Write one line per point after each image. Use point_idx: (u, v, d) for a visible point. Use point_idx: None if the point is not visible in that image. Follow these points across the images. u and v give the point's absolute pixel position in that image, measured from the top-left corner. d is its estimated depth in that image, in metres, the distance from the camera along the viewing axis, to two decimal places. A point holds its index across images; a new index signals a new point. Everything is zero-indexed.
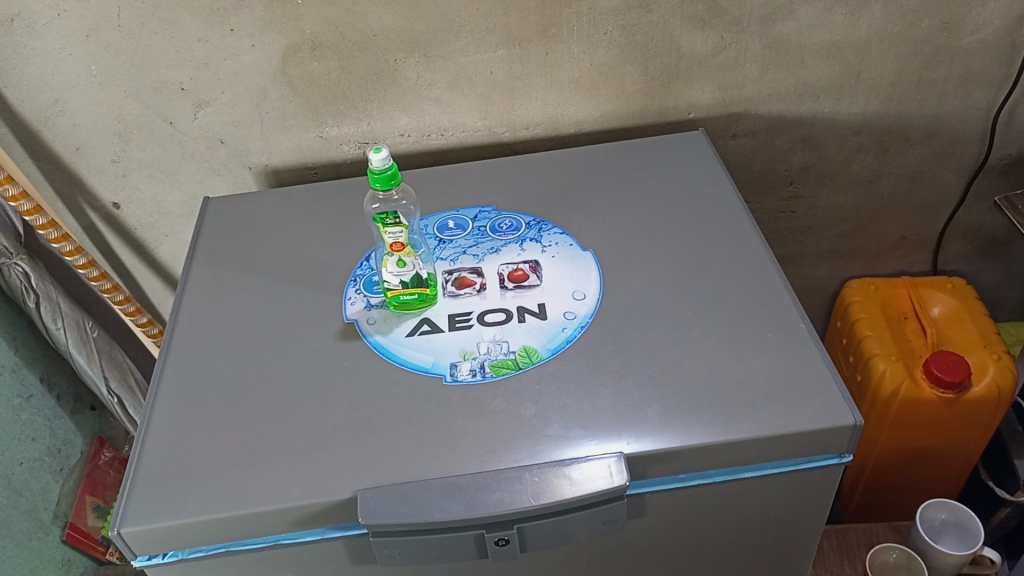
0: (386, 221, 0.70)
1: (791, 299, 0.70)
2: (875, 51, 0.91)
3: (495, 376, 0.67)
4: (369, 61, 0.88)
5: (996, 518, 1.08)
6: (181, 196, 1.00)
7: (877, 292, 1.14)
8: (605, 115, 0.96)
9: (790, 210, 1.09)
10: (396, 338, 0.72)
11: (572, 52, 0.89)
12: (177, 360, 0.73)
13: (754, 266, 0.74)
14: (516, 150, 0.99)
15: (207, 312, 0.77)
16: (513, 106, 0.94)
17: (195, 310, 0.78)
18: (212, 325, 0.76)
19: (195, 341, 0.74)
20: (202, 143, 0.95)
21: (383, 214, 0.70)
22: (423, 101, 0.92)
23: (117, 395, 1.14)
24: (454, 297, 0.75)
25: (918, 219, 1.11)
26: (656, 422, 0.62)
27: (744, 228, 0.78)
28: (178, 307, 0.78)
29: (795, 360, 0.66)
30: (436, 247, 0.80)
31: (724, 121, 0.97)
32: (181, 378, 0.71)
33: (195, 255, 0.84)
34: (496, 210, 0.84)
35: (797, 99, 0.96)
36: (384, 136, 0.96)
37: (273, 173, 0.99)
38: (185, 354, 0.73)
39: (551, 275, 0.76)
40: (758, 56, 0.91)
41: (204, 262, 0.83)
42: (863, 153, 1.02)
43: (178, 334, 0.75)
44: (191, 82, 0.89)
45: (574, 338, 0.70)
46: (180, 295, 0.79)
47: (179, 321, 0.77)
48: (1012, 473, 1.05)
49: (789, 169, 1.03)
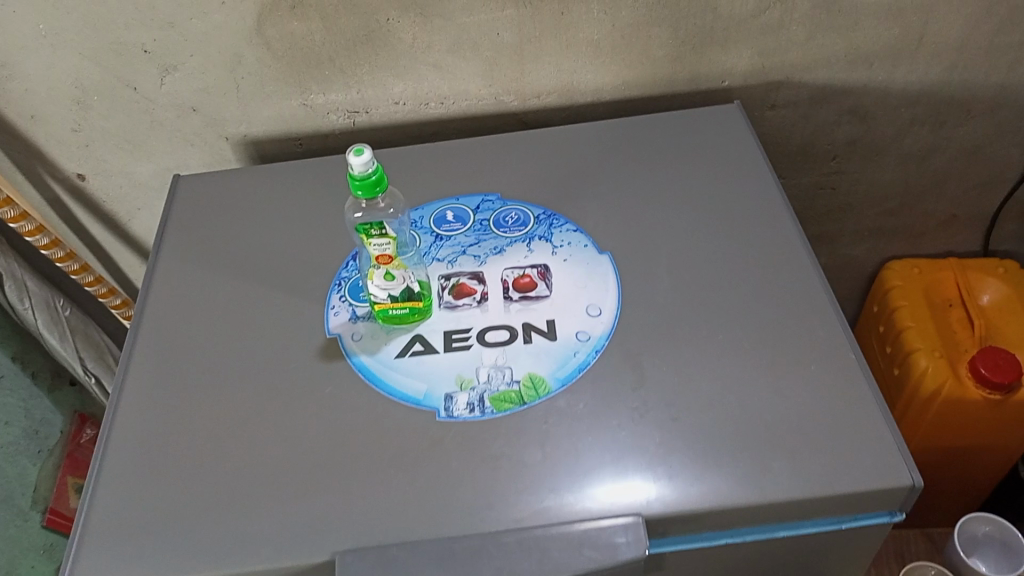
0: (370, 231, 0.59)
1: (840, 323, 0.61)
2: (940, 13, 0.79)
3: (495, 412, 0.59)
4: (356, 21, 0.76)
5: None
6: (151, 167, 0.90)
7: (920, 276, 1.04)
8: (628, 83, 0.84)
9: (830, 186, 0.98)
10: (384, 359, 0.63)
11: (591, 11, 0.77)
12: (135, 382, 0.65)
13: (797, 281, 0.64)
14: (525, 120, 0.88)
15: (173, 320, 0.69)
16: (522, 72, 0.82)
17: (158, 317, 0.69)
18: (177, 337, 0.67)
19: (156, 358, 0.66)
20: (172, 111, 0.84)
21: (367, 223, 0.59)
22: (420, 65, 0.81)
23: (95, 374, 1.06)
24: (451, 309, 0.65)
25: (972, 198, 1.00)
26: (680, 476, 0.54)
27: (786, 232, 0.67)
28: (140, 315, 0.70)
29: (843, 404, 0.57)
30: (432, 245, 0.70)
31: (762, 90, 0.86)
32: (142, 403, 0.63)
33: (161, 249, 0.75)
34: (501, 199, 0.74)
35: (847, 67, 0.83)
36: (376, 105, 0.85)
37: (253, 144, 0.88)
38: (142, 375, 0.65)
39: (562, 284, 0.66)
40: (805, 18, 0.79)
41: (172, 258, 0.74)
42: (917, 126, 0.90)
43: (138, 350, 0.67)
44: (154, 44, 0.77)
45: (588, 365, 0.61)
46: (142, 301, 0.71)
47: (139, 332, 0.68)
48: None
49: (833, 143, 0.92)
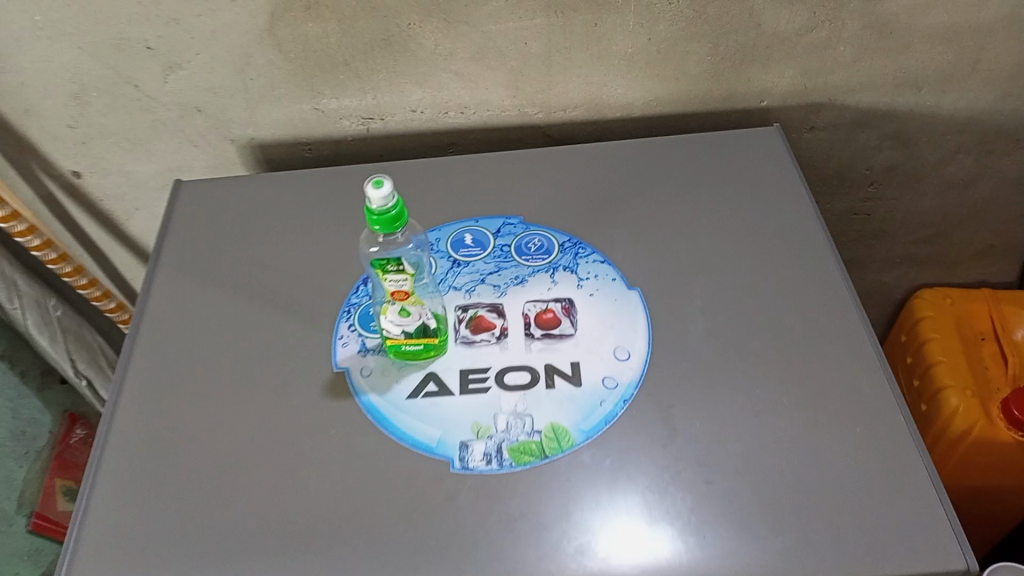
0: (386, 267, 0.54)
1: (888, 381, 0.56)
2: (999, 39, 0.73)
3: (514, 465, 0.54)
4: (375, 24, 0.71)
5: None
6: (152, 166, 0.85)
7: (953, 307, 1.00)
8: (660, 99, 0.79)
9: (864, 212, 0.93)
10: (394, 399, 0.59)
11: (627, 23, 0.71)
12: (123, 416, 0.60)
13: (842, 330, 0.60)
14: (548, 133, 0.83)
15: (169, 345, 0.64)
16: (549, 84, 0.77)
17: (153, 341, 0.65)
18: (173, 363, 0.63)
19: (149, 388, 0.61)
20: (175, 110, 0.79)
21: (383, 258, 0.54)
22: (441, 73, 0.76)
23: (87, 376, 1.02)
24: (468, 345, 0.61)
25: (1012, 229, 0.95)
26: (713, 547, 0.50)
27: (830, 274, 0.63)
28: (133, 341, 0.65)
29: (889, 473, 0.52)
30: (449, 271, 0.66)
31: (802, 112, 0.81)
32: (135, 440, 0.59)
33: (158, 265, 0.70)
34: (523, 222, 0.69)
35: (894, 90, 0.78)
36: (392, 112, 0.80)
37: (259, 147, 0.83)
38: (132, 409, 0.60)
39: (587, 322, 0.62)
40: (855, 39, 0.73)
41: (171, 274, 0.69)
42: (962, 153, 0.85)
43: (129, 380, 0.62)
44: (158, 41, 0.72)
45: (614, 417, 0.56)
46: (136, 321, 0.66)
47: (131, 359, 0.64)
48: None
49: (871, 169, 0.87)
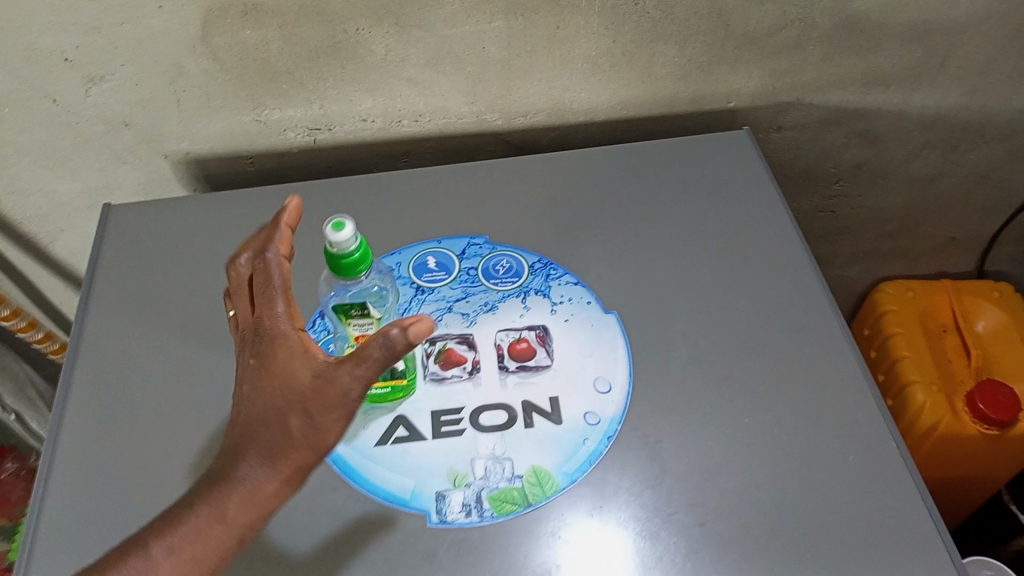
0: (350, 313, 0.53)
1: (878, 405, 0.55)
2: (969, 35, 0.72)
3: (496, 516, 0.51)
4: (320, 30, 0.65)
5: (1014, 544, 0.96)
6: (76, 186, 0.78)
7: (915, 301, 0.99)
8: (624, 103, 0.75)
9: (829, 210, 0.92)
10: (362, 448, 0.54)
11: (590, 26, 0.67)
12: (59, 492, 0.55)
13: (828, 352, 0.57)
14: (508, 139, 0.78)
15: (111, 400, 0.59)
16: (509, 89, 0.73)
17: (91, 399, 0.59)
18: (116, 424, 0.58)
19: (90, 455, 0.56)
20: (100, 125, 0.72)
21: (346, 303, 0.53)
22: (393, 80, 0.71)
23: (14, 411, 0.95)
24: (438, 382, 0.57)
25: (972, 221, 0.95)
26: None
27: (812, 290, 0.61)
28: (62, 405, 0.59)
29: (885, 504, 0.51)
30: (413, 300, 0.62)
31: (770, 112, 0.78)
32: (76, 516, 0.53)
33: (88, 311, 0.64)
34: (489, 242, 0.65)
35: (863, 88, 0.76)
36: (341, 121, 0.74)
37: (196, 162, 0.77)
38: (68, 482, 0.55)
39: (564, 351, 0.59)
40: (825, 38, 0.71)
41: (106, 318, 0.64)
42: (928, 149, 0.84)
43: (62, 450, 0.57)
44: (76, 52, 0.65)
45: (599, 456, 0.53)
46: (68, 373, 0.61)
47: (66, 416, 0.58)
48: None
49: (838, 167, 0.85)
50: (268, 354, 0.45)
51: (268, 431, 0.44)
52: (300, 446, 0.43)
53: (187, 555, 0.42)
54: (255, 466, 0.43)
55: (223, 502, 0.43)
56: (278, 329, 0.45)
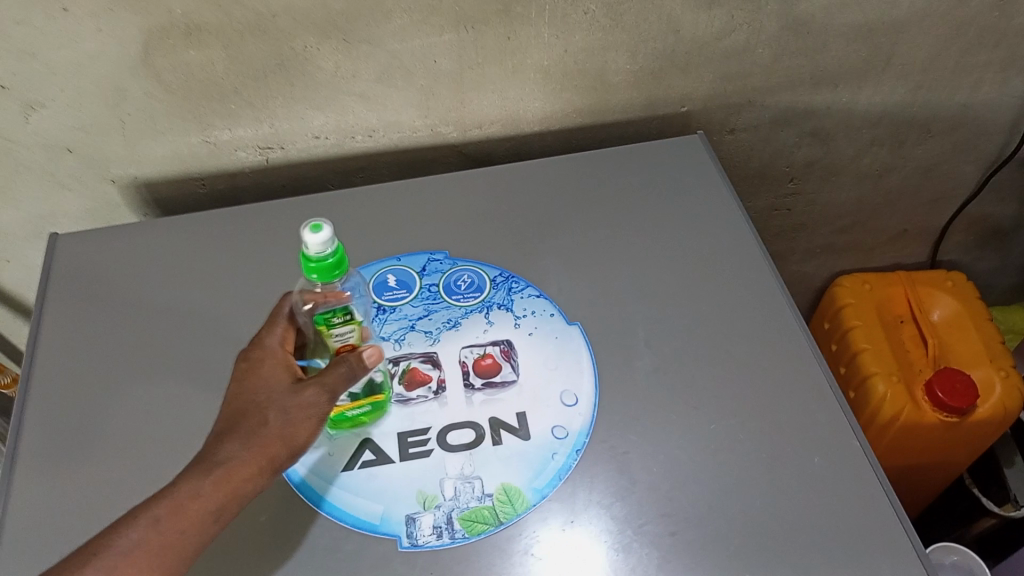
0: (333, 320, 0.52)
1: (840, 405, 0.55)
2: (911, 33, 0.73)
3: (467, 537, 0.50)
4: (266, 49, 0.64)
5: (977, 526, 0.98)
6: (20, 215, 0.76)
7: (872, 293, 1.00)
8: (578, 110, 0.75)
9: (785, 208, 0.93)
10: (329, 475, 0.53)
11: (541, 35, 0.67)
12: (11, 543, 0.52)
13: (789, 354, 0.58)
14: (464, 151, 0.78)
15: (64, 439, 0.57)
16: (462, 101, 0.72)
17: (43, 437, 0.57)
18: (70, 462, 0.56)
19: (43, 498, 0.54)
20: (42, 152, 0.70)
21: (325, 312, 0.52)
22: (344, 96, 0.70)
23: None
24: (403, 403, 0.56)
25: (923, 213, 0.97)
26: None
27: (772, 293, 0.61)
28: (13, 451, 0.57)
29: (850, 504, 0.51)
30: (374, 320, 0.61)
31: (723, 115, 0.79)
32: (30, 568, 0.51)
33: (36, 348, 0.62)
34: (449, 257, 0.65)
35: (811, 88, 0.77)
36: (293, 139, 0.73)
37: (145, 186, 0.75)
38: (21, 532, 0.53)
39: (529, 365, 0.58)
40: (772, 40, 0.71)
41: (55, 354, 0.62)
42: (877, 145, 0.86)
43: (13, 497, 0.54)
44: (13, 78, 0.63)
45: (569, 470, 0.53)
46: (19, 411, 0.59)
47: (18, 456, 0.56)
48: (1001, 484, 0.94)
49: (791, 165, 0.86)
50: (251, 365, 0.51)
51: (251, 423, 0.48)
52: (275, 440, 0.48)
53: (170, 527, 0.44)
54: (236, 450, 0.47)
55: (204, 479, 0.45)
56: (268, 342, 0.52)
